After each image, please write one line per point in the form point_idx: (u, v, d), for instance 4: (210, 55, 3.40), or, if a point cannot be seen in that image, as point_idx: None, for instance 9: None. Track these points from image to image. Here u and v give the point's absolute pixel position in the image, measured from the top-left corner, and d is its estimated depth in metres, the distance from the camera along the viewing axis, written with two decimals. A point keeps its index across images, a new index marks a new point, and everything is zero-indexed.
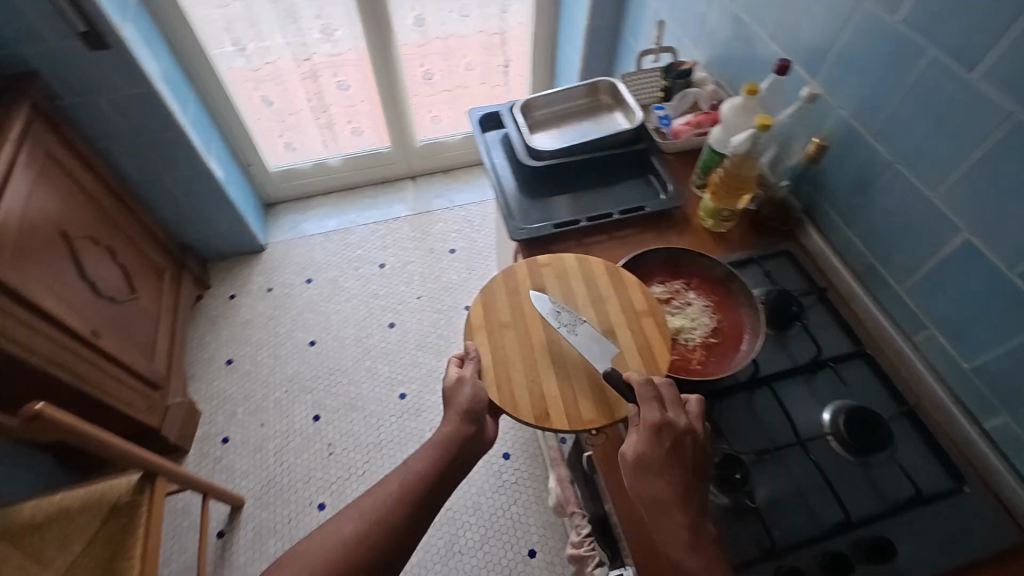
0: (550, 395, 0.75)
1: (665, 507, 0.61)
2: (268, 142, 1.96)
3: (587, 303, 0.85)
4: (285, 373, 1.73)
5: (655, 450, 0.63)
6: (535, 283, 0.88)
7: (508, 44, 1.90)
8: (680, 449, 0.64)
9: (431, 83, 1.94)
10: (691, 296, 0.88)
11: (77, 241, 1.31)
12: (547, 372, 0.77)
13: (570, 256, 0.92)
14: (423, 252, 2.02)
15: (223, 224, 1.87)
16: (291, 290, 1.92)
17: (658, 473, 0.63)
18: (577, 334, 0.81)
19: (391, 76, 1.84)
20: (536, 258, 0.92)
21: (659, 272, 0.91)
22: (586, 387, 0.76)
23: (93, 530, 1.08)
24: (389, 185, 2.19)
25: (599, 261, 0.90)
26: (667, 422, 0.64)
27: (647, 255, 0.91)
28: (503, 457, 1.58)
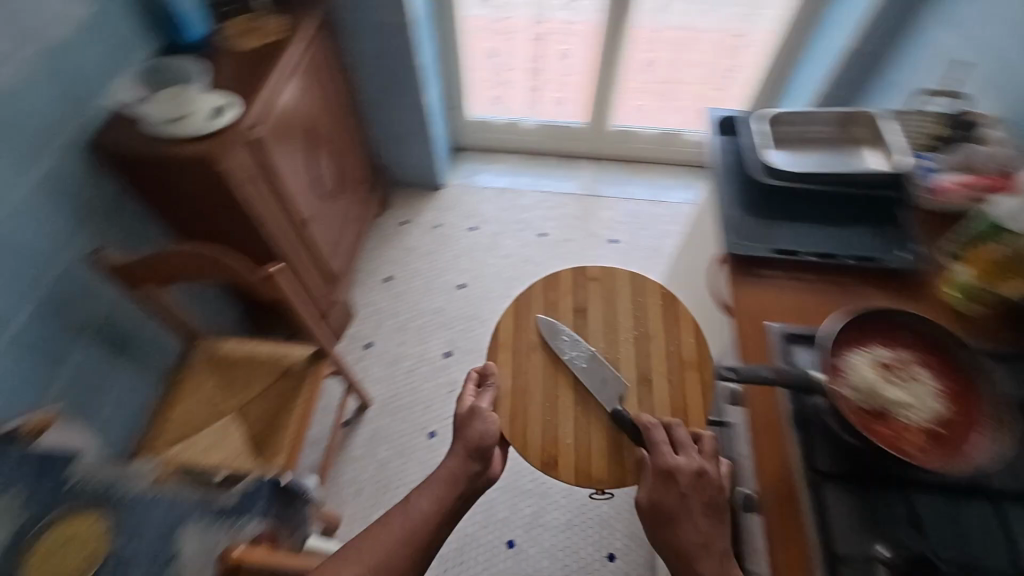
0: (563, 441, 0.95)
1: (696, 544, 0.74)
2: (477, 93, 2.07)
3: (617, 342, 1.05)
4: (432, 305, 1.85)
5: (666, 490, 0.79)
6: (578, 297, 1.10)
7: (742, 50, 1.83)
8: (699, 488, 0.79)
9: (649, 72, 1.93)
10: (923, 374, 0.78)
11: (318, 138, 1.50)
12: (563, 412, 0.97)
13: (619, 275, 1.14)
14: (584, 233, 2.05)
15: (417, 155, 2.01)
16: (454, 232, 2.03)
17: (678, 517, 0.76)
18: (585, 362, 1.01)
19: (614, 55, 1.83)
20: (587, 271, 1.15)
21: (885, 333, 0.81)
22: (600, 436, 0.95)
23: (268, 383, 1.25)
24: (570, 160, 2.23)
25: (644, 289, 1.12)
26: (675, 471, 0.80)
27: (898, 314, 0.81)
28: None
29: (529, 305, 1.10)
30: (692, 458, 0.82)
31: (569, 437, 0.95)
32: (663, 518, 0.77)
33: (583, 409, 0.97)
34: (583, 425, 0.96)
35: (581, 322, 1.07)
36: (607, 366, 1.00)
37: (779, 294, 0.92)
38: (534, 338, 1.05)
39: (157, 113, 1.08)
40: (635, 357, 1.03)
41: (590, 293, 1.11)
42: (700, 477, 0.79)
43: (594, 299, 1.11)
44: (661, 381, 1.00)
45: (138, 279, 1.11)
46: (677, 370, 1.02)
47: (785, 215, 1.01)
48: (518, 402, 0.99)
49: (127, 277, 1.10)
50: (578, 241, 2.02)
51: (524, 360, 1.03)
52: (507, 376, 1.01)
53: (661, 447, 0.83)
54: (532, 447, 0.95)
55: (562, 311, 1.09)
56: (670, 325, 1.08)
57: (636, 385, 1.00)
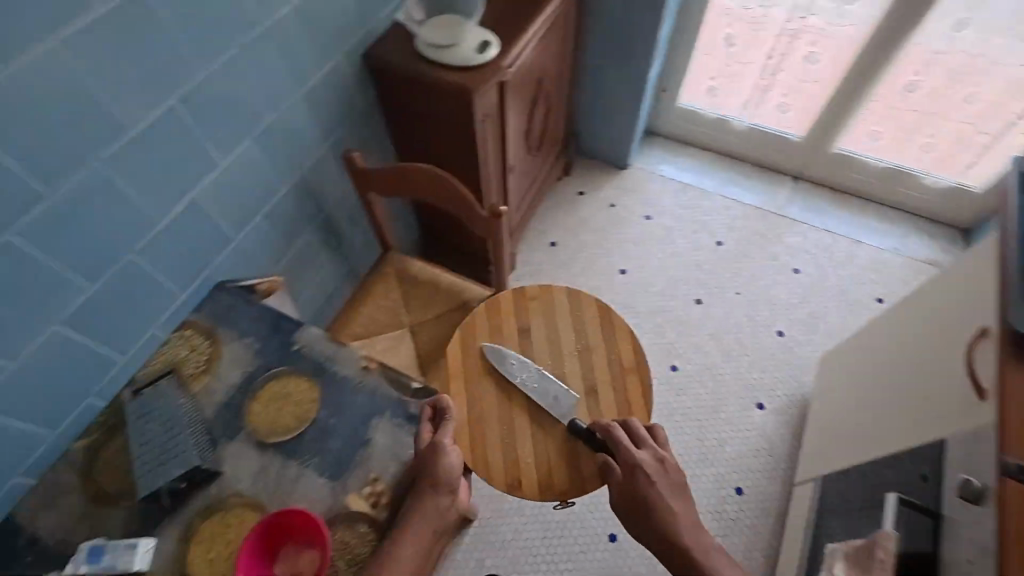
0: (526, 462, 1.01)
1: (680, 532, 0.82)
2: (694, 80, 1.96)
3: (553, 349, 1.13)
4: (589, 282, 1.85)
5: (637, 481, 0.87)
6: (525, 318, 1.17)
7: None
8: (662, 475, 0.88)
9: (905, 97, 1.70)
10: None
11: (542, 92, 1.51)
12: (520, 429, 1.04)
13: (558, 293, 1.20)
14: (765, 254, 1.89)
15: (615, 130, 1.98)
16: (629, 216, 2.00)
17: (656, 504, 0.84)
18: (533, 384, 1.06)
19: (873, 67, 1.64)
20: (528, 291, 1.21)
21: None
22: (560, 449, 1.02)
23: (444, 310, 1.33)
24: (767, 174, 2.07)
25: (580, 304, 1.18)
26: (637, 465, 0.88)
27: None
28: (734, 491, 1.47)
29: (474, 344, 1.13)
30: (648, 448, 0.91)
31: (530, 456, 1.02)
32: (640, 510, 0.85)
33: (535, 423, 1.04)
34: (542, 441, 1.03)
35: (526, 344, 1.14)
36: (547, 379, 1.07)
37: None
38: (492, 359, 1.10)
39: (429, 37, 1.13)
40: (553, 361, 1.12)
41: (530, 314, 1.17)
42: (659, 464, 0.89)
43: (559, 328, 1.16)
44: (597, 390, 1.09)
45: (370, 185, 1.19)
46: (603, 377, 1.10)
47: None
48: (481, 435, 1.04)
49: (364, 180, 1.18)
50: (757, 260, 1.88)
51: (484, 387, 1.08)
52: (462, 408, 1.06)
53: (617, 441, 0.92)
54: (495, 474, 1.01)
55: (510, 341, 1.14)
56: (590, 334, 1.15)
57: (585, 398, 1.08)
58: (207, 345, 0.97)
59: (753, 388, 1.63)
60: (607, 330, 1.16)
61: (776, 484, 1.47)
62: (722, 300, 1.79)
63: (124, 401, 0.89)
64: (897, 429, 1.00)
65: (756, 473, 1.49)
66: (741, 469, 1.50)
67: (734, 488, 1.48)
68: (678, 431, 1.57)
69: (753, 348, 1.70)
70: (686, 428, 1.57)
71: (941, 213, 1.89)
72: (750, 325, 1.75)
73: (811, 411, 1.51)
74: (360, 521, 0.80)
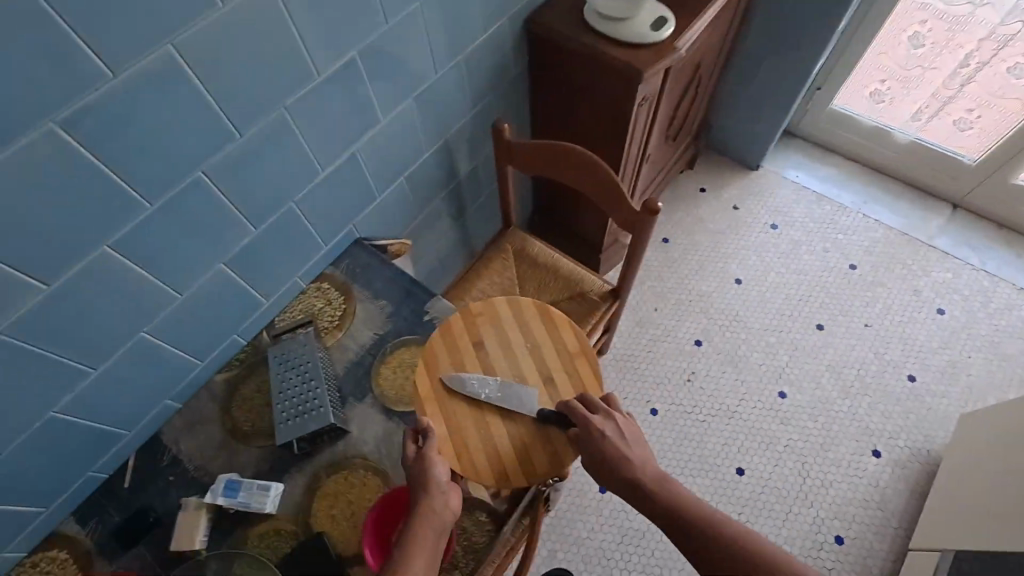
0: (505, 452, 0.82)
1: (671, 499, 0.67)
2: (858, 79, 1.75)
3: (514, 352, 0.91)
4: (700, 287, 1.73)
5: (600, 440, 0.75)
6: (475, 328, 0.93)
7: None
8: (621, 437, 0.76)
9: None
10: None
11: (697, 78, 1.39)
12: (491, 424, 0.84)
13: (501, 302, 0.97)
14: (906, 287, 1.69)
15: (754, 126, 1.82)
16: (753, 222, 1.85)
17: (627, 464, 0.72)
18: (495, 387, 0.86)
19: None
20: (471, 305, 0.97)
21: None
22: (536, 436, 0.83)
23: (561, 298, 1.28)
24: (922, 197, 1.84)
25: (529, 304, 0.97)
26: (590, 427, 0.77)
27: None
28: (834, 539, 1.36)
29: (439, 359, 0.89)
30: (605, 414, 0.79)
31: (508, 448, 0.82)
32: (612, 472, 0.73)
33: (505, 414, 0.85)
34: (516, 431, 0.83)
35: (482, 350, 0.90)
36: (512, 382, 0.88)
37: None
38: (448, 370, 0.88)
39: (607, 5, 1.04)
40: (507, 364, 0.90)
41: (479, 327, 0.93)
42: (617, 424, 0.78)
43: (508, 331, 0.94)
44: (556, 381, 0.89)
45: (512, 158, 1.15)
46: (556, 366, 0.91)
47: None
48: (462, 443, 0.82)
49: (507, 153, 1.15)
50: (894, 292, 1.68)
51: (455, 401, 0.85)
52: (440, 424, 0.83)
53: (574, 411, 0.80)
54: (481, 472, 0.80)
55: (463, 347, 0.90)
56: (536, 335, 0.93)
57: (542, 391, 0.88)
58: (342, 300, 0.97)
59: (872, 433, 1.48)
60: (552, 328, 0.94)
61: (883, 541, 1.35)
62: (848, 330, 1.63)
63: (265, 343, 0.93)
64: None
65: (862, 525, 1.37)
66: (845, 518, 1.38)
67: (834, 536, 1.36)
68: (780, 463, 1.46)
69: (877, 388, 1.54)
70: (789, 462, 1.46)
71: None
72: (877, 362, 1.58)
73: (944, 464, 1.35)
74: (479, 509, 0.78)
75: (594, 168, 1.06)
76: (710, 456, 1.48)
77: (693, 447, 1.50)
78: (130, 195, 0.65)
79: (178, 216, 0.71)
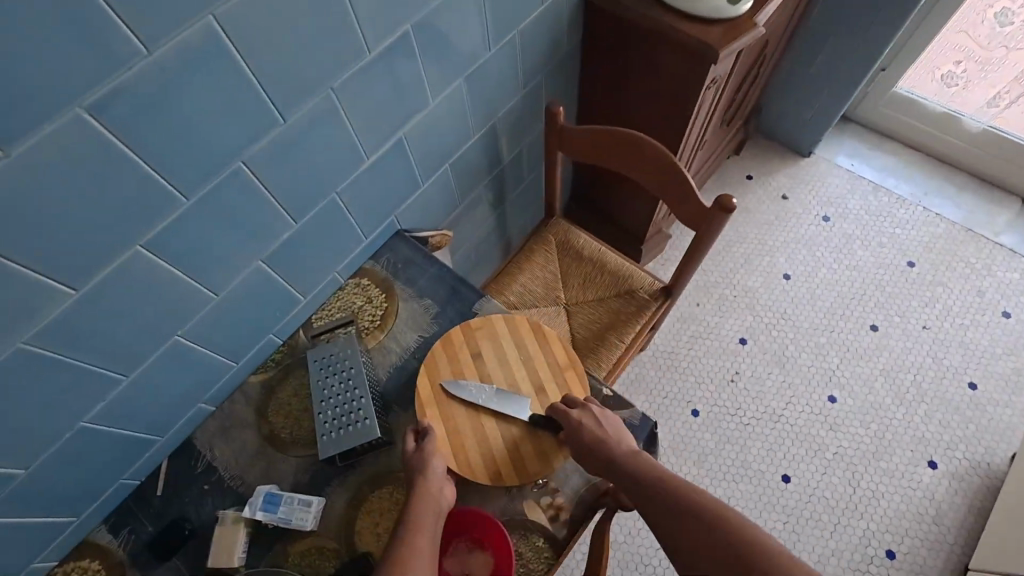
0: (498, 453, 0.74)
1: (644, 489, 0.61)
2: (930, 60, 1.64)
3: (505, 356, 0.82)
4: (745, 282, 1.64)
5: (579, 431, 0.70)
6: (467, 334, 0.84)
7: None
8: (600, 426, 0.70)
9: None
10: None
11: (761, 59, 1.28)
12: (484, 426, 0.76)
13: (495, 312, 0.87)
14: (968, 287, 1.58)
15: (810, 110, 1.70)
16: (803, 213, 1.74)
17: (611, 455, 0.66)
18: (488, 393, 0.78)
19: None
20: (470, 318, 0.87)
21: None
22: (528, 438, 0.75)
23: (607, 295, 1.21)
24: (989, 190, 1.71)
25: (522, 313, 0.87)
26: (570, 423, 0.72)
27: None
28: (885, 554, 1.29)
29: (438, 363, 0.81)
30: (584, 407, 0.73)
31: (499, 449, 0.74)
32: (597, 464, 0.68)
33: (499, 417, 0.76)
34: (510, 434, 0.75)
35: (479, 354, 0.82)
36: (505, 391, 0.79)
37: None
38: (447, 376, 0.80)
39: None
40: (501, 371, 0.81)
41: (472, 332, 0.84)
42: (596, 414, 0.72)
43: (500, 333, 0.84)
44: (548, 392, 0.79)
45: (567, 145, 1.06)
46: (547, 376, 0.81)
47: None
48: (458, 444, 0.75)
49: (561, 139, 1.06)
50: (955, 293, 1.58)
51: (451, 403, 0.77)
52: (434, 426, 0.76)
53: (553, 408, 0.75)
54: (475, 472, 0.73)
55: (461, 350, 0.82)
56: (526, 342, 0.83)
57: (533, 399, 0.79)
58: (383, 299, 0.90)
59: (927, 443, 1.40)
60: (542, 335, 0.84)
61: (938, 557, 1.28)
62: (904, 332, 1.54)
63: (302, 344, 0.87)
64: None
65: (915, 540, 1.30)
66: (897, 532, 1.32)
67: (886, 551, 1.29)
68: (829, 472, 1.39)
69: (934, 395, 1.45)
70: (838, 471, 1.39)
71: None
72: (935, 368, 1.48)
73: (1011, 481, 1.26)
74: (535, 533, 0.72)
75: (659, 156, 0.97)
76: (754, 461, 1.41)
77: (735, 451, 1.43)
78: (167, 189, 0.58)
79: (217, 211, 0.64)
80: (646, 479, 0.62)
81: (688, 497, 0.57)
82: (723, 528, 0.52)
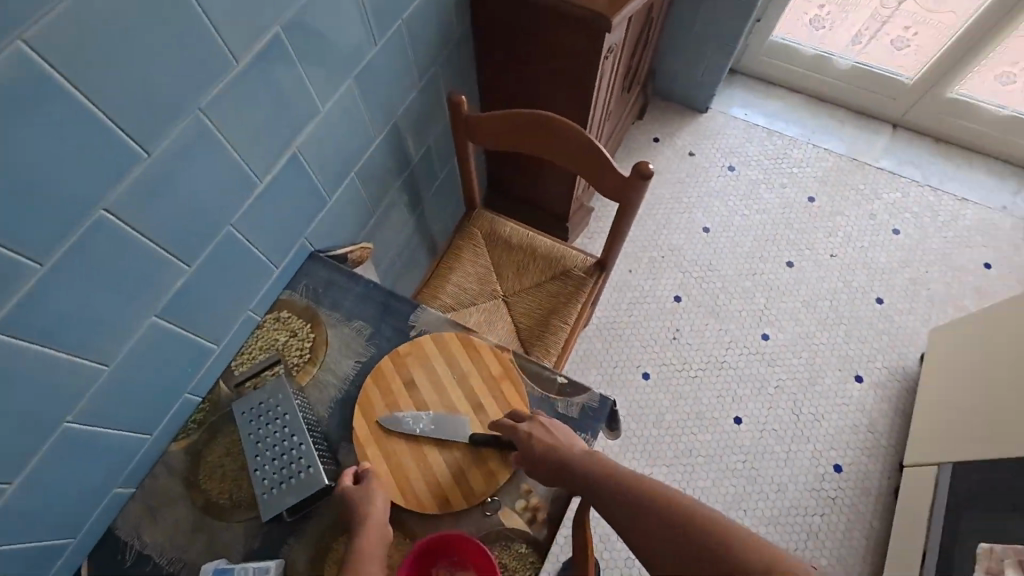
0: (443, 484, 0.71)
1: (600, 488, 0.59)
2: (797, 8, 1.73)
3: (439, 379, 0.78)
4: (671, 241, 1.69)
5: (526, 442, 0.67)
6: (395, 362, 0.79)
7: None
8: (551, 434, 0.67)
9: None
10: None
11: (649, 23, 1.30)
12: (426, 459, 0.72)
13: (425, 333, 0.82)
14: (862, 212, 1.72)
15: (701, 68, 1.76)
16: (710, 166, 1.81)
17: (565, 459, 0.64)
18: (427, 422, 0.74)
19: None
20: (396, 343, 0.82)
21: None
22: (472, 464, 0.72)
23: (543, 279, 1.19)
24: (865, 120, 1.86)
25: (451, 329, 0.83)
26: (517, 434, 0.69)
27: None
28: (833, 467, 1.40)
29: (370, 398, 0.76)
30: (533, 417, 0.70)
31: (444, 479, 0.71)
32: (550, 471, 0.65)
33: (440, 444, 0.73)
34: (454, 461, 0.72)
35: (412, 381, 0.77)
36: (443, 415, 0.75)
37: None
38: (382, 411, 0.75)
39: None
40: (436, 394, 0.77)
41: (402, 358, 0.79)
42: (546, 424, 0.69)
43: (430, 356, 0.79)
44: (487, 407, 0.76)
45: (476, 134, 1.02)
46: (483, 390, 0.77)
47: None
48: (402, 479, 0.71)
49: (469, 128, 1.02)
50: (852, 219, 1.71)
51: (389, 439, 0.73)
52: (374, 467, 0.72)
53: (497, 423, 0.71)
54: (423, 505, 0.70)
55: (392, 381, 0.77)
56: (457, 360, 0.79)
57: (472, 419, 0.75)
58: (309, 329, 0.83)
59: (851, 360, 1.52)
60: (472, 349, 0.80)
61: (877, 460, 1.40)
62: (816, 263, 1.65)
63: (226, 396, 0.78)
64: None
65: (856, 450, 1.42)
66: (840, 445, 1.42)
67: (834, 465, 1.40)
68: (773, 405, 1.47)
69: (850, 316, 1.58)
70: (782, 402, 1.48)
71: None
72: (846, 291, 1.61)
73: (926, 381, 1.40)
74: (516, 540, 0.69)
75: (572, 135, 0.95)
76: (707, 410, 1.47)
77: (689, 404, 1.48)
78: (15, 258, 0.48)
79: (91, 271, 0.55)
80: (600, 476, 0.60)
81: (647, 493, 0.55)
82: (689, 520, 0.50)
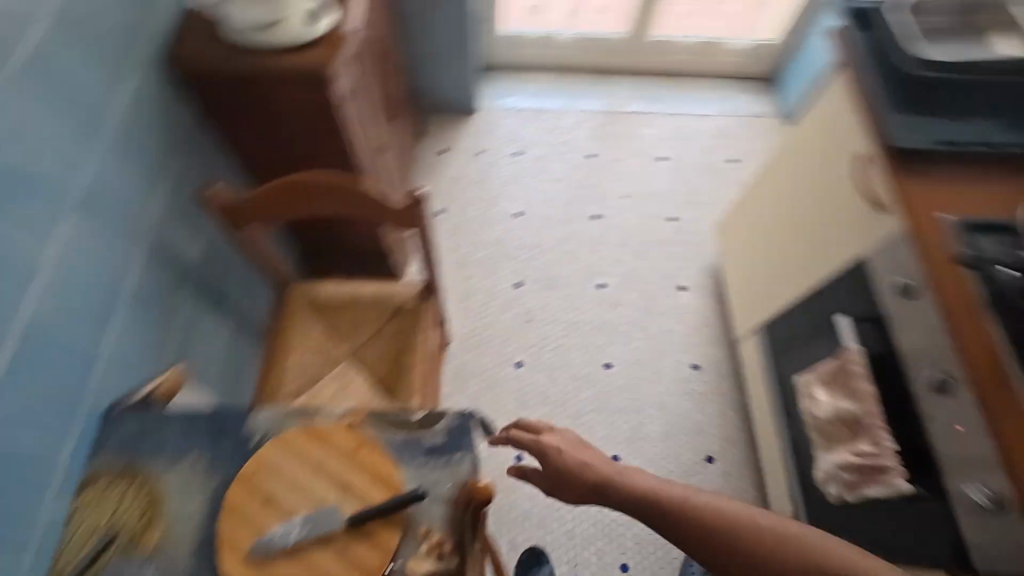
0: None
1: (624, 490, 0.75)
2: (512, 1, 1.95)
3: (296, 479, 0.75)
4: (492, 236, 1.79)
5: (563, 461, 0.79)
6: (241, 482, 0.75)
7: None
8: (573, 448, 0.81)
9: None
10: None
11: (382, 55, 1.36)
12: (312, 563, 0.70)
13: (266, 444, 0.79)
14: (632, 152, 1.98)
15: (454, 75, 1.89)
16: (499, 157, 1.95)
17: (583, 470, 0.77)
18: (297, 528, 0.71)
19: None
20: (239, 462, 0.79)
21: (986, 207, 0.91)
22: (358, 544, 0.71)
23: (381, 323, 1.20)
24: (607, 77, 2.13)
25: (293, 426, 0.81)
26: (552, 449, 0.81)
27: None
28: (692, 368, 1.61)
29: (230, 533, 0.72)
30: (552, 431, 0.84)
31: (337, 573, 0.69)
32: (591, 485, 0.76)
33: (319, 542, 0.71)
34: (340, 550, 0.70)
35: (268, 493, 0.74)
36: (313, 512, 0.73)
37: (947, 189, 0.93)
38: (248, 538, 0.71)
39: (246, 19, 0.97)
40: (297, 494, 0.75)
41: (248, 473, 0.76)
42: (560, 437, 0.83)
43: (276, 459, 0.77)
44: (353, 483, 0.75)
45: (250, 218, 1.05)
46: (343, 469, 0.76)
47: (937, 103, 0.98)
48: None
49: (242, 214, 1.04)
50: (628, 161, 1.96)
51: (267, 563, 0.70)
52: None
53: (520, 439, 0.83)
54: None
55: (246, 503, 0.74)
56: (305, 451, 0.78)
57: (344, 501, 0.74)
58: (138, 488, 0.76)
59: (672, 275, 1.75)
60: (320, 435, 0.79)
61: (721, 347, 1.64)
62: (615, 207, 1.87)
63: None
64: (829, 249, 1.16)
65: (704, 346, 1.64)
66: (692, 348, 1.64)
67: (693, 366, 1.61)
68: (631, 338, 1.65)
69: (657, 240, 1.81)
70: (636, 333, 1.65)
71: (755, 71, 2.11)
72: (646, 221, 1.84)
73: (725, 268, 1.66)
74: None
75: (333, 185, 0.99)
76: (580, 368, 1.60)
77: (563, 370, 1.60)
78: None
79: None
80: (648, 501, 0.73)
81: (712, 519, 0.69)
82: (772, 531, 0.66)
